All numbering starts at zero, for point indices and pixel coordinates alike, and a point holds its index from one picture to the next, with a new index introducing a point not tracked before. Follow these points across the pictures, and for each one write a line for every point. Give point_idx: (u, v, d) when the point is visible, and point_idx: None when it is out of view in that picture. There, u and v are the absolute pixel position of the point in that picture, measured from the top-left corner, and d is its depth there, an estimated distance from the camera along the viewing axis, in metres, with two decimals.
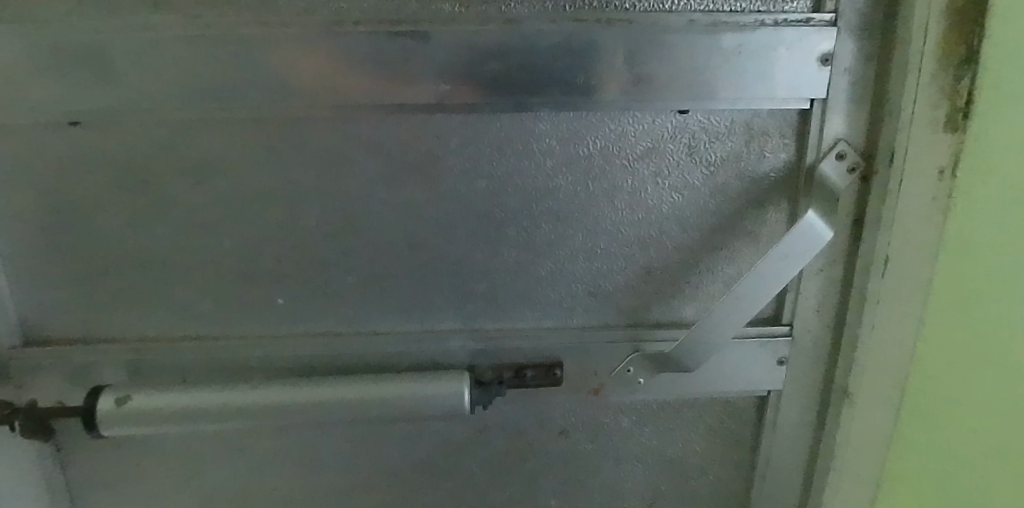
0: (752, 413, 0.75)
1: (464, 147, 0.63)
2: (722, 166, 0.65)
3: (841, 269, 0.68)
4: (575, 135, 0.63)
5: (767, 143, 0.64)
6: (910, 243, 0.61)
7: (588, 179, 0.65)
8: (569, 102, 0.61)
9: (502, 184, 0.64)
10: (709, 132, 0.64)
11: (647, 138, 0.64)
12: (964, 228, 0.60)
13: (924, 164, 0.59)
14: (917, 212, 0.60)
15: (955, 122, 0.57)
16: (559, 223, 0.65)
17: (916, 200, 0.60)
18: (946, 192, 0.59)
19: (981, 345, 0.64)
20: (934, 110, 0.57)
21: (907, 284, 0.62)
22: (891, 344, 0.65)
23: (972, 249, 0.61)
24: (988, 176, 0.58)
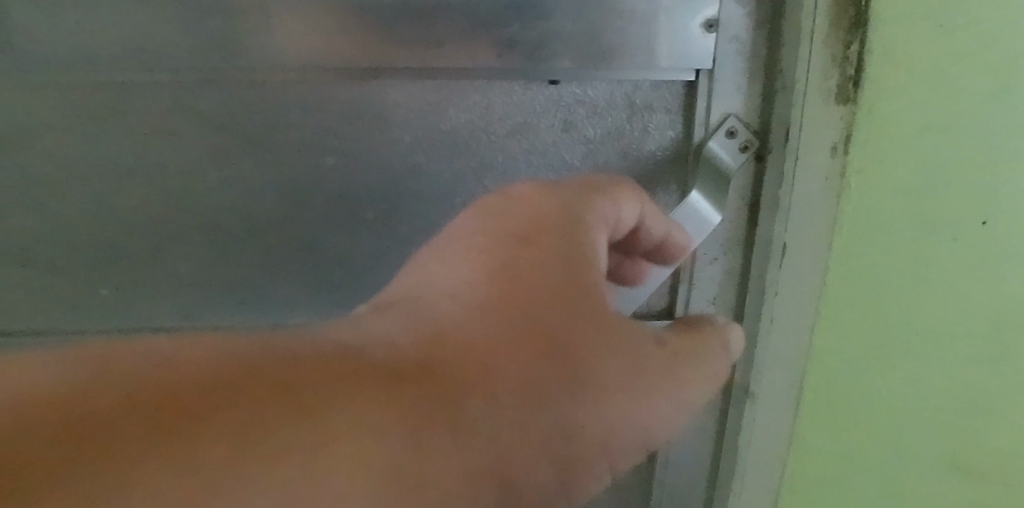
0: None
1: (308, 120, 0.55)
2: (603, 143, 0.59)
3: (738, 258, 0.62)
4: (436, 108, 0.56)
5: (651, 118, 0.58)
6: (805, 229, 0.55)
7: (455, 159, 0.58)
8: (424, 68, 0.54)
9: (354, 164, 0.57)
10: (587, 105, 0.57)
11: (519, 112, 0.57)
12: (861, 212, 0.54)
13: (818, 140, 0.52)
14: (810, 194, 0.53)
15: (848, 93, 0.51)
16: (423, 206, 0.59)
17: (810, 181, 0.53)
18: (840, 171, 0.52)
19: (884, 340, 0.59)
20: (825, 82, 0.51)
21: (804, 275, 0.56)
22: (789, 341, 0.59)
23: (872, 236, 0.54)
24: (887, 153, 0.52)
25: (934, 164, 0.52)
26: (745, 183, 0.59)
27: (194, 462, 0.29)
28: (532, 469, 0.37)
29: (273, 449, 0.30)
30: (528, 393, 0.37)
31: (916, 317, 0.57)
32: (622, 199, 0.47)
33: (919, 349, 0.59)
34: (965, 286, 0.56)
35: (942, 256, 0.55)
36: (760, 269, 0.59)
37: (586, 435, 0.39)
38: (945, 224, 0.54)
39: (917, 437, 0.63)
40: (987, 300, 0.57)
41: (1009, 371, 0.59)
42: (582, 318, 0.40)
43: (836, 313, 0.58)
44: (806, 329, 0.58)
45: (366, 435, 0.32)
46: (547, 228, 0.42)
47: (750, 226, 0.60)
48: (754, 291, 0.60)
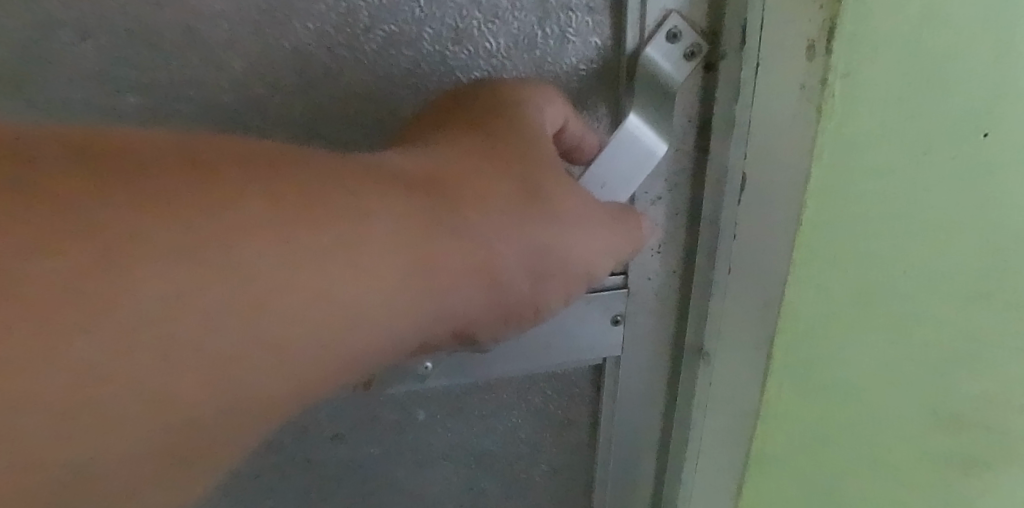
0: (588, 386, 0.58)
1: (91, 47, 0.39)
2: (507, 57, 0.44)
3: (684, 195, 0.49)
4: (278, 19, 0.40)
5: (569, 21, 0.44)
6: (771, 155, 0.43)
7: (312, 87, 0.43)
8: None
9: (171, 99, 0.42)
10: (483, 7, 0.42)
11: (393, 20, 0.41)
12: (844, 128, 0.41)
13: (789, 38, 0.39)
14: (779, 108, 0.41)
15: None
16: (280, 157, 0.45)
17: (776, 93, 0.41)
18: (821, 79, 0.39)
19: (863, 285, 0.48)
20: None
21: (771, 213, 0.45)
22: (752, 290, 0.48)
23: (856, 159, 0.43)
24: (880, 50, 0.39)
25: (934, 63, 0.40)
26: (694, 99, 0.46)
27: (259, 207, 0.29)
28: (509, 274, 0.37)
29: (322, 219, 0.30)
30: (517, 209, 0.37)
31: (899, 253, 0.47)
32: (551, 96, 0.41)
33: (901, 292, 0.49)
34: (963, 213, 0.46)
35: (934, 178, 0.44)
36: (715, 205, 0.48)
37: (553, 255, 0.39)
38: (939, 138, 0.43)
39: (892, 390, 0.54)
40: (980, 227, 0.46)
41: (997, 308, 0.50)
42: (543, 160, 0.40)
43: (811, 258, 0.46)
44: (774, 280, 0.47)
45: (399, 225, 0.33)
46: (502, 104, 0.40)
47: (699, 153, 0.48)
48: (708, 231, 0.49)
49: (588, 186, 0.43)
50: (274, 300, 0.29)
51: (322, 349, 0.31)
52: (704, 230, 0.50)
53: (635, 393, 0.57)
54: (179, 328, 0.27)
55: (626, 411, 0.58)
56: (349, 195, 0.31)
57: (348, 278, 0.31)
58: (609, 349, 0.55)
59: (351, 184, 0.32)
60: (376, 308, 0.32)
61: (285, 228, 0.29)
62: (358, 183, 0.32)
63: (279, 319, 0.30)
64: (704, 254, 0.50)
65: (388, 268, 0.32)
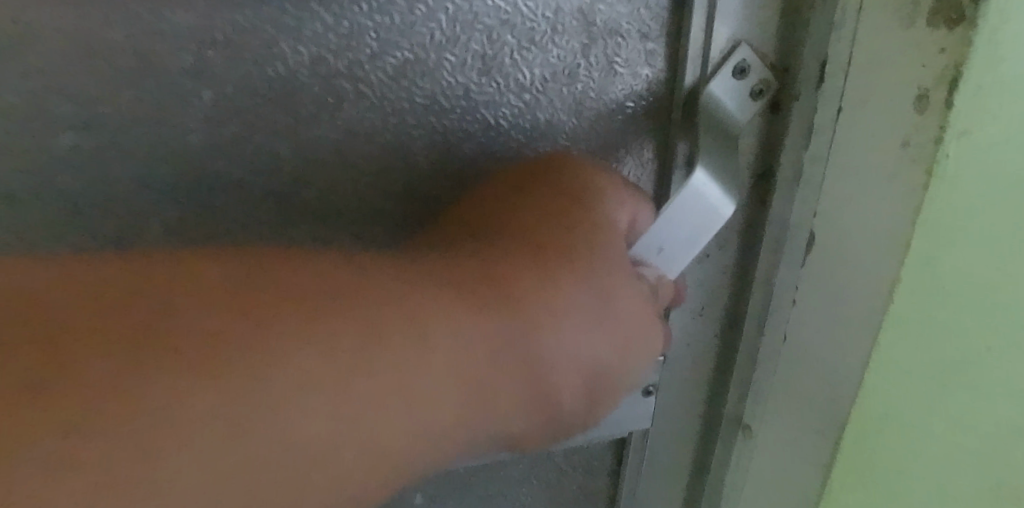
0: (608, 458, 0.50)
1: (9, 70, 0.30)
2: (544, 93, 0.36)
3: (731, 251, 0.42)
4: (260, 41, 0.31)
5: (618, 48, 0.36)
6: (854, 215, 0.35)
7: (297, 126, 0.34)
8: None
9: (119, 142, 0.32)
10: (518, 30, 0.34)
11: (406, 45, 0.33)
12: (953, 193, 0.34)
13: (892, 84, 0.32)
14: (876, 166, 0.33)
15: (954, 10, 0.29)
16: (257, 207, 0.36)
17: (871, 150, 0.33)
18: (936, 137, 0.32)
19: (941, 355, 0.42)
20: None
21: (847, 284, 0.37)
22: (817, 369, 0.40)
23: (959, 228, 0.36)
24: (1004, 103, 0.32)
25: None
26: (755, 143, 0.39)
27: (300, 347, 0.26)
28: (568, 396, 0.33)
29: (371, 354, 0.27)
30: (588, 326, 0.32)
31: (983, 323, 0.41)
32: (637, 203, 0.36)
33: (979, 362, 0.43)
34: None
35: None
36: (767, 269, 0.41)
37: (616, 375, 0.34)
38: None
39: (946, 460, 0.48)
40: None
41: None
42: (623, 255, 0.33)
43: (893, 335, 0.39)
44: (842, 357, 0.39)
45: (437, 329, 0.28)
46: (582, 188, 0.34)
47: (756, 204, 0.41)
48: (762, 299, 0.42)
49: (643, 250, 0.36)
50: (291, 420, 0.26)
51: (354, 488, 0.28)
52: (753, 296, 0.42)
53: (661, 467, 0.50)
54: (208, 467, 0.24)
55: (650, 486, 0.51)
56: (406, 320, 0.28)
57: (396, 414, 0.28)
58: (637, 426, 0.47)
59: (410, 303, 0.28)
60: (409, 425, 0.28)
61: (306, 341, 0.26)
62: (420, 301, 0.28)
63: (297, 443, 0.26)
64: (751, 321, 0.43)
65: (429, 386, 0.28)
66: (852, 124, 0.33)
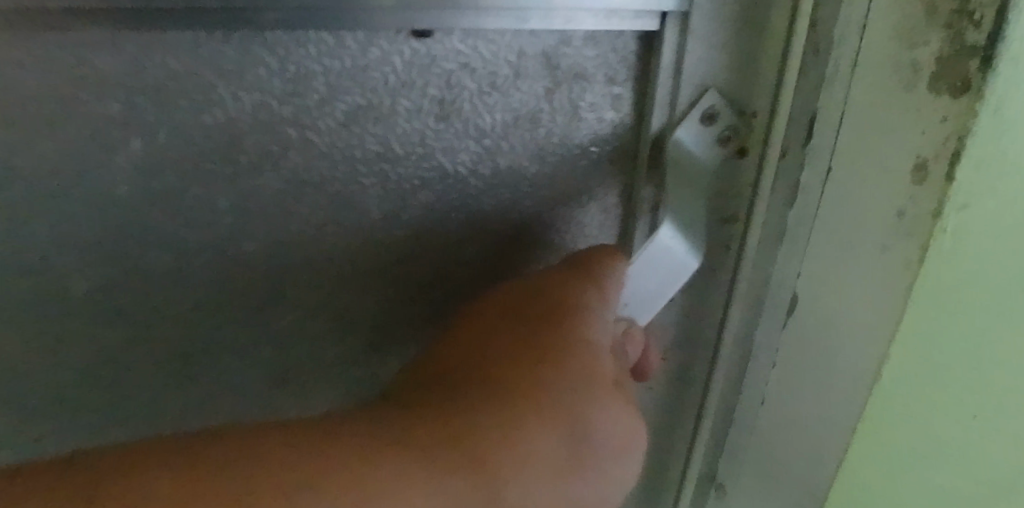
0: None
1: None
2: (504, 138, 0.34)
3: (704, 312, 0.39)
4: (197, 86, 0.29)
5: (583, 93, 0.34)
6: (842, 279, 0.33)
7: (239, 178, 0.31)
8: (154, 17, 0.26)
9: (41, 190, 0.30)
10: (478, 74, 0.32)
11: (357, 90, 0.31)
12: (952, 269, 0.31)
13: (889, 149, 0.29)
14: (867, 229, 0.31)
15: (959, 76, 0.26)
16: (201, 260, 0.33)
17: (861, 216, 0.31)
18: (932, 211, 0.29)
19: (937, 438, 0.39)
20: (910, 50, 0.27)
21: (829, 351, 0.35)
22: (797, 438, 0.38)
23: (957, 304, 0.33)
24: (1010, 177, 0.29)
25: None
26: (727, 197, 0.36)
27: None
28: None
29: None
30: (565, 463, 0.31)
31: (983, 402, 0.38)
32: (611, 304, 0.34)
33: (978, 447, 0.40)
34: None
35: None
36: (742, 327, 0.38)
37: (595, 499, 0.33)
38: None
39: None
40: None
41: None
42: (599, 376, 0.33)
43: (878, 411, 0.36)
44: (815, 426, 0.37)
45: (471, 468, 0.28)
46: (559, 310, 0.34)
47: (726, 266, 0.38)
48: (740, 360, 0.39)
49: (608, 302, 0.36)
50: None
51: None
52: (727, 357, 0.40)
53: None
54: None
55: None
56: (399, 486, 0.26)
57: None
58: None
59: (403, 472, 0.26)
60: None
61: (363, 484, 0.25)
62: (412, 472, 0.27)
63: None
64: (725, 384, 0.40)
65: None
66: (847, 183, 0.31)
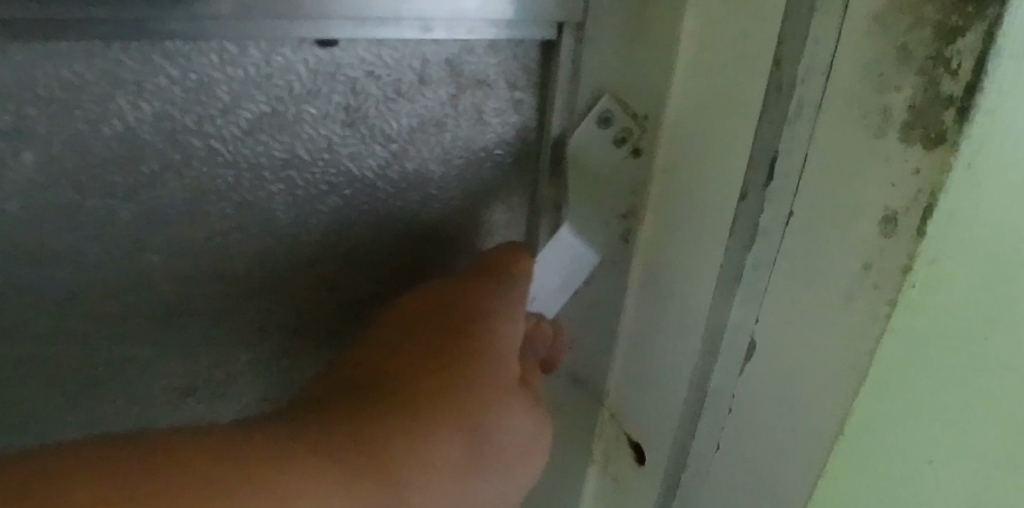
0: None
1: None
2: (411, 143, 0.35)
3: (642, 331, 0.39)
4: (93, 95, 0.28)
5: (485, 98, 0.36)
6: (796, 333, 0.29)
7: (139, 188, 0.30)
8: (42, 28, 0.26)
9: None
10: (383, 81, 0.33)
11: (262, 98, 0.31)
12: (924, 329, 0.27)
13: (851, 203, 0.25)
14: (836, 284, 0.27)
15: (897, 132, 0.23)
16: (105, 268, 0.32)
17: (822, 271, 0.27)
18: (903, 268, 0.25)
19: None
20: (882, 94, 0.23)
21: (766, 407, 0.32)
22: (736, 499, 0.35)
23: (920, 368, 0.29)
24: (977, 230, 0.25)
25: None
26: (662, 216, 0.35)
27: None
28: None
29: None
30: (463, 462, 0.33)
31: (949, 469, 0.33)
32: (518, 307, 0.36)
33: None
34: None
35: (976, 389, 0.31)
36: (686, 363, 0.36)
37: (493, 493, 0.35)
38: None
39: None
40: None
41: None
42: (498, 375, 0.35)
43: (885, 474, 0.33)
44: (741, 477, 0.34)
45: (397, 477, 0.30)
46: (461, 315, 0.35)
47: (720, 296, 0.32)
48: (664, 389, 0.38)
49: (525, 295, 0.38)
50: None
51: None
52: (666, 387, 0.38)
53: None
54: None
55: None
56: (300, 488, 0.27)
57: None
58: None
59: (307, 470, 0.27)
60: None
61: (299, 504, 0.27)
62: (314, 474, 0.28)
63: None
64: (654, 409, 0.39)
65: None
66: (810, 232, 0.27)
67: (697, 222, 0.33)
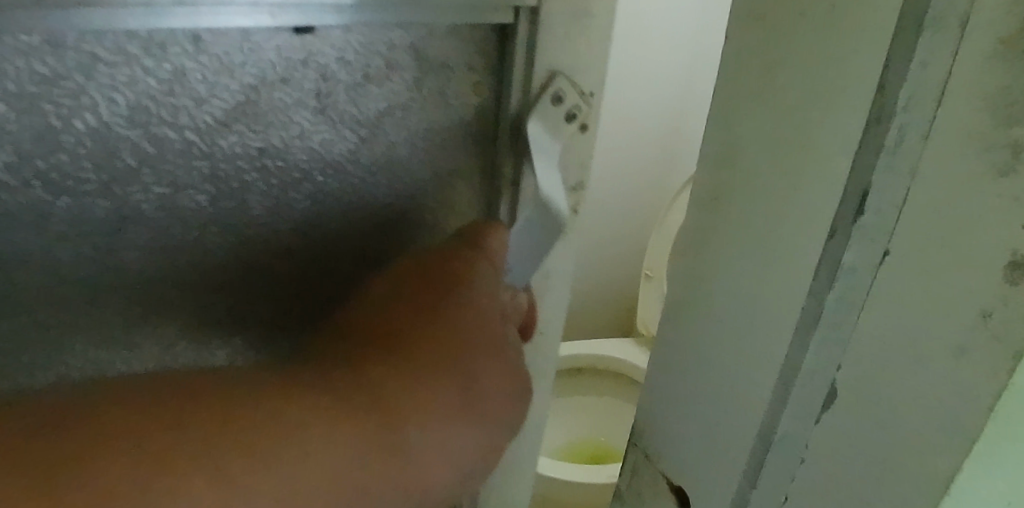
0: None
1: None
2: (379, 127, 0.35)
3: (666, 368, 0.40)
4: (65, 90, 0.27)
5: (448, 81, 0.37)
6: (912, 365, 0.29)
7: (112, 184, 0.30)
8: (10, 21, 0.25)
9: None
10: (352, 67, 0.33)
11: (234, 87, 0.30)
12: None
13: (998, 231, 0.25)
14: (946, 304, 0.27)
15: (1000, 129, 0.24)
16: (76, 269, 0.31)
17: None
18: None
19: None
20: (1004, 126, 0.24)
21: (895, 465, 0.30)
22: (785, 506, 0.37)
23: None
24: None
25: None
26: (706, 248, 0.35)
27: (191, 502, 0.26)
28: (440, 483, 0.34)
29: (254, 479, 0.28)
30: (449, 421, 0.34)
31: None
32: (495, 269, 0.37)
33: None
34: None
35: None
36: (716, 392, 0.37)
37: (482, 451, 0.36)
38: None
39: None
40: None
41: None
42: (479, 335, 0.36)
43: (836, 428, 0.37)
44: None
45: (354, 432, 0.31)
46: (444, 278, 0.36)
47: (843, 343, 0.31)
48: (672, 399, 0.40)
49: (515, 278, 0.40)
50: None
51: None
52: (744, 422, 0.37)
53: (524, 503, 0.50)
54: None
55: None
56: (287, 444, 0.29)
57: None
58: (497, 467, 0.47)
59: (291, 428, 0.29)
60: None
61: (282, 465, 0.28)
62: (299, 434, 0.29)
63: None
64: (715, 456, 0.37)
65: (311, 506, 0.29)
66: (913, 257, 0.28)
67: (756, 263, 0.33)
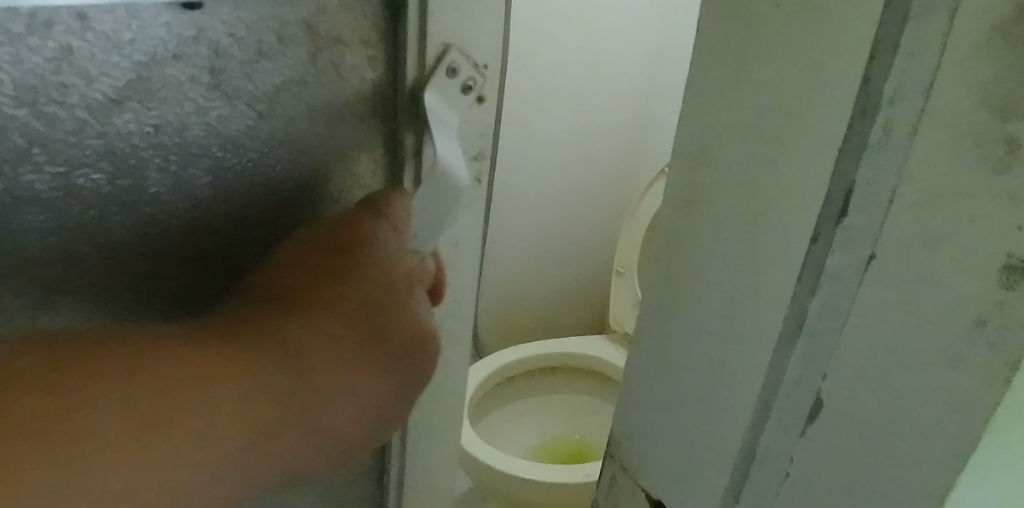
0: (375, 471, 0.50)
1: None
2: (276, 101, 0.36)
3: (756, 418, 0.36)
4: None
5: (343, 55, 0.38)
6: (892, 395, 0.31)
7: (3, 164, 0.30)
8: None
9: None
10: (244, 43, 0.34)
11: (124, 64, 0.31)
12: None
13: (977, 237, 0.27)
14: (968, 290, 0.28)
15: (996, 121, 0.26)
16: None
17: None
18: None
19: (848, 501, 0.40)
20: (1001, 119, 0.26)
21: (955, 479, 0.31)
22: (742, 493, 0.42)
23: None
24: None
25: None
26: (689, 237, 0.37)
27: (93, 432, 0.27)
28: (349, 427, 0.35)
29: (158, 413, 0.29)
30: (361, 367, 0.35)
31: None
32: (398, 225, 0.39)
33: None
34: None
35: None
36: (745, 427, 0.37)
37: (395, 399, 0.37)
38: None
39: None
40: None
41: None
42: (388, 287, 0.37)
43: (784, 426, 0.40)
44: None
45: (254, 375, 0.31)
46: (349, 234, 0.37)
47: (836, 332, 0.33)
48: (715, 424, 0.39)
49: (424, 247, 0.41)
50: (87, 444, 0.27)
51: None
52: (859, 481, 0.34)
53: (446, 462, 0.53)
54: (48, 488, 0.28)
55: (428, 483, 0.52)
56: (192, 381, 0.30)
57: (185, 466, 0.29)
58: (410, 423, 0.48)
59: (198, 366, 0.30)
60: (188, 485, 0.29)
61: (187, 400, 0.29)
62: (207, 372, 0.30)
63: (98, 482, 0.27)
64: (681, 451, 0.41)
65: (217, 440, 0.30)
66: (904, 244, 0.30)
67: (742, 253, 0.34)
